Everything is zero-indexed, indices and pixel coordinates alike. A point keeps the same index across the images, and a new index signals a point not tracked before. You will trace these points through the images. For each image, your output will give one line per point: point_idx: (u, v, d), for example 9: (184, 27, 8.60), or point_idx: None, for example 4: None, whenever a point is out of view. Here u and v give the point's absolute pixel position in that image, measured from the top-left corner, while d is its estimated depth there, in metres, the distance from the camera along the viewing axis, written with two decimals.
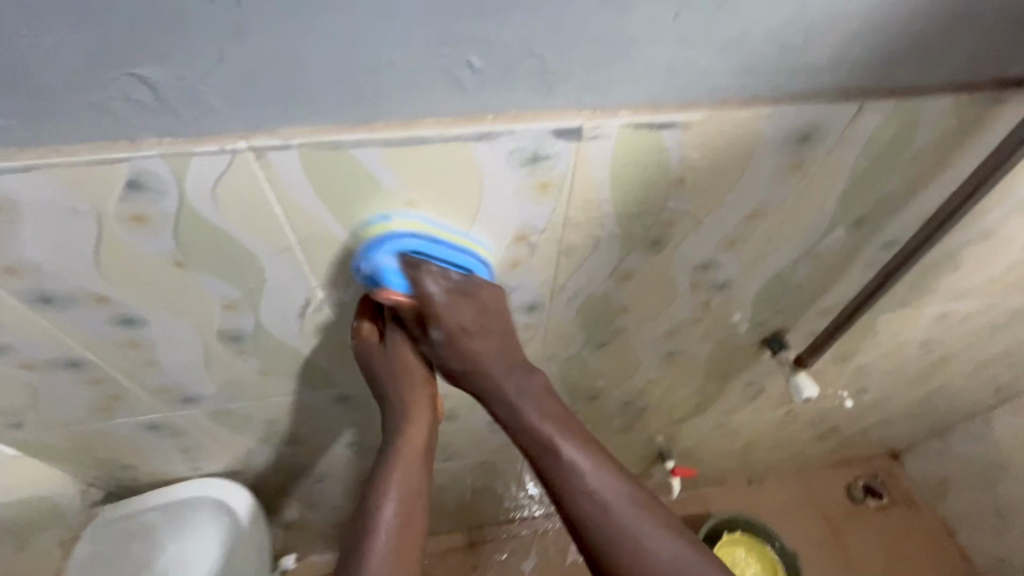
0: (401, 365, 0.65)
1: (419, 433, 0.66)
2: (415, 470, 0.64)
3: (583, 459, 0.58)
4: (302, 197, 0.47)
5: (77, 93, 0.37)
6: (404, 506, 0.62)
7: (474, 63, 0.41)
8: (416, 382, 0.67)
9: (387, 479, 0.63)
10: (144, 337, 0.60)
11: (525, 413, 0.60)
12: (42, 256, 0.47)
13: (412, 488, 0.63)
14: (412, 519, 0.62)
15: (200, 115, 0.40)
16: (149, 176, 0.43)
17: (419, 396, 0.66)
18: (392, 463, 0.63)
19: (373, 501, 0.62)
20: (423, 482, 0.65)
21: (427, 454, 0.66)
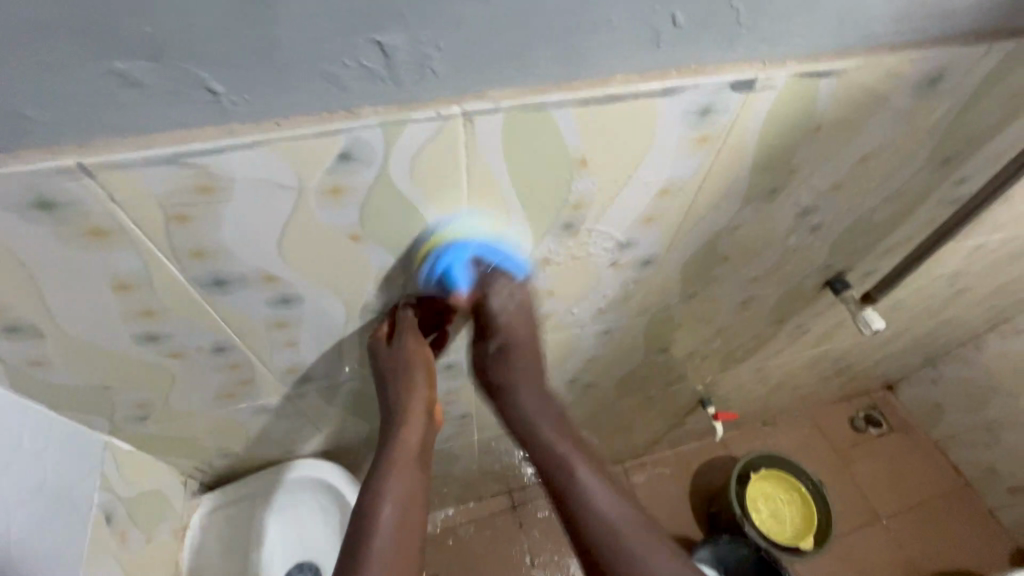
0: (388, 371, 0.67)
1: (414, 440, 0.68)
2: (410, 476, 0.66)
3: (593, 486, 0.68)
4: (492, 161, 0.48)
5: (315, 63, 0.37)
6: (401, 512, 0.64)
7: (678, 19, 0.43)
8: (415, 387, 0.68)
9: (384, 482, 0.64)
10: (294, 317, 0.60)
11: (541, 428, 0.70)
12: (235, 235, 0.46)
13: (411, 489, 0.65)
14: (409, 526, 0.63)
15: (421, 81, 0.41)
16: (360, 146, 0.43)
17: (414, 403, 0.68)
18: (389, 464, 0.66)
19: (370, 501, 0.64)
20: (420, 483, 0.67)
21: (422, 458, 0.69)
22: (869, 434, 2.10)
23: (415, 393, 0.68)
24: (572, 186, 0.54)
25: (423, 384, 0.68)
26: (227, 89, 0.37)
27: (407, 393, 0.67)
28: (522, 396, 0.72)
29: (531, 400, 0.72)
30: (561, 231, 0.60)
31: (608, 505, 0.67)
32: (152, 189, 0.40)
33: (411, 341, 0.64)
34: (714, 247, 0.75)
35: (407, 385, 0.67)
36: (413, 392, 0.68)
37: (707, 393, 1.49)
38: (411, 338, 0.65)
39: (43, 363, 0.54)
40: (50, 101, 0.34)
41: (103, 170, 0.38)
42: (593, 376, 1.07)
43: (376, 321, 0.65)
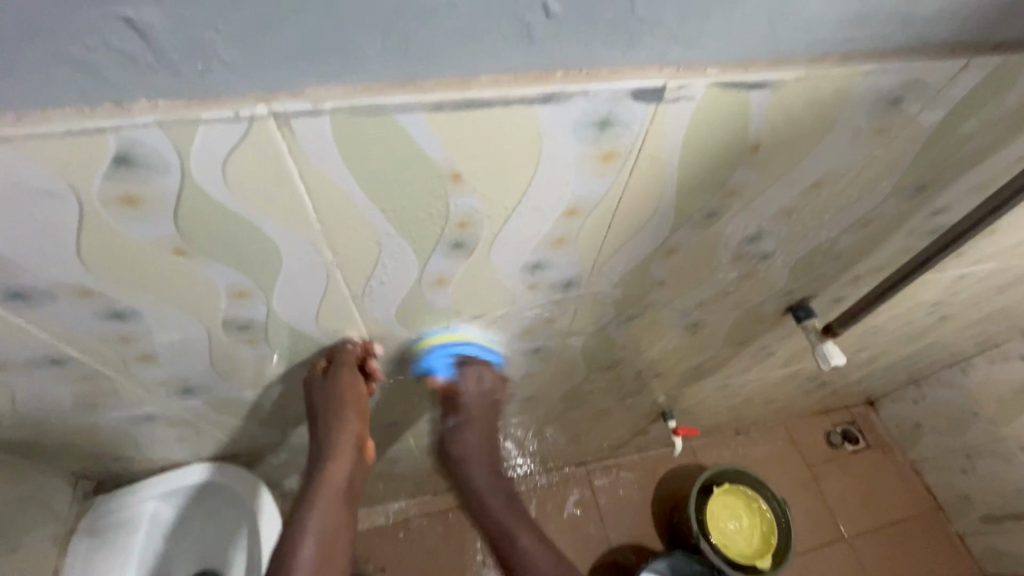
0: (320, 406, 0.67)
1: (341, 476, 0.69)
2: (334, 512, 0.68)
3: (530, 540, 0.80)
4: (333, 172, 0.39)
5: (43, 41, 0.28)
6: (321, 548, 0.66)
7: (552, 7, 0.33)
8: (347, 425, 0.68)
9: (305, 521, 0.66)
10: (138, 332, 0.52)
11: (476, 481, 0.82)
12: (11, 245, 0.38)
13: (330, 527, 0.67)
14: (330, 558, 0.67)
15: (206, 71, 0.31)
16: (143, 148, 0.34)
17: (341, 440, 0.68)
18: (311, 501, 0.67)
19: (291, 539, 0.65)
20: (341, 520, 0.68)
21: (346, 494, 0.70)
22: (844, 449, 2.04)
23: (346, 432, 0.68)
24: (448, 203, 0.45)
25: (355, 422, 0.69)
26: None
27: (337, 429, 0.67)
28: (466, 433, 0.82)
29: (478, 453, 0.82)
30: (449, 251, 0.52)
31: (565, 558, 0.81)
32: None
33: (340, 381, 0.64)
34: (648, 271, 0.66)
35: (337, 422, 0.67)
36: (347, 428, 0.69)
37: (668, 405, 1.42)
38: (343, 376, 0.65)
39: None
40: None
41: None
42: (532, 390, 1.00)
43: (314, 356, 0.66)
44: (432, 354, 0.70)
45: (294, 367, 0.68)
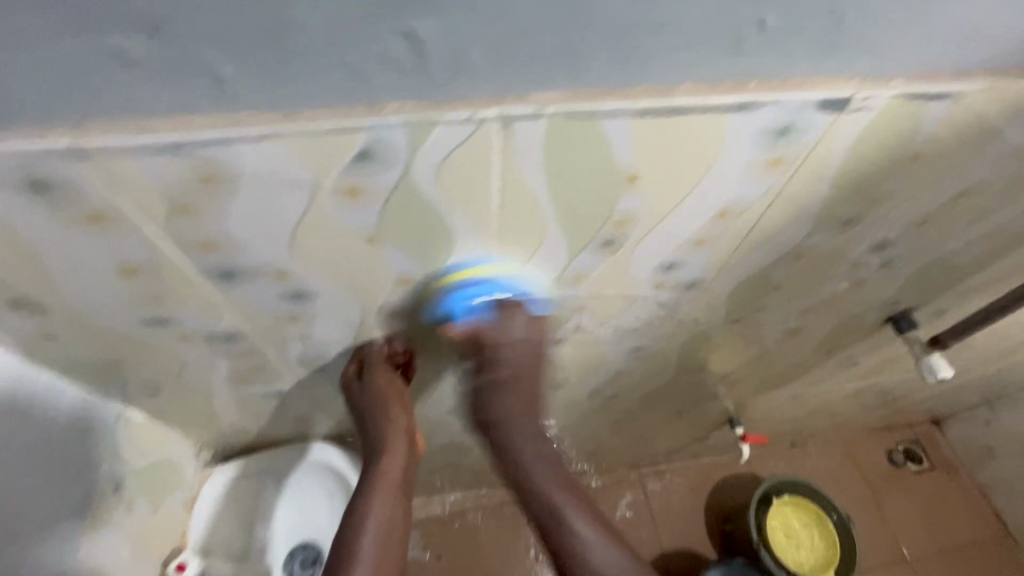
0: (360, 406, 0.72)
1: (395, 468, 0.73)
2: (394, 502, 0.71)
3: (591, 533, 0.79)
4: (529, 171, 0.43)
5: (333, 50, 0.32)
6: (382, 536, 0.68)
7: (768, 22, 0.35)
8: (393, 420, 0.72)
9: (365, 511, 0.68)
10: (307, 312, 0.57)
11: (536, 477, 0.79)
12: (242, 229, 0.43)
13: (389, 518, 0.69)
14: (389, 546, 0.68)
15: (454, 78, 0.35)
16: (382, 145, 0.38)
17: (392, 432, 0.72)
18: (370, 493, 0.70)
19: (352, 525, 0.68)
20: (399, 511, 0.71)
21: (401, 487, 0.73)
22: (907, 469, 1.97)
23: (392, 425, 0.72)
24: (617, 202, 0.48)
25: (399, 416, 0.73)
26: (234, 73, 0.32)
27: (384, 424, 0.72)
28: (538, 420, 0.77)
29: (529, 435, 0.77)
30: (599, 248, 0.55)
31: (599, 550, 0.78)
32: (152, 177, 0.37)
33: (378, 379, 0.68)
34: (769, 274, 0.67)
35: (383, 417, 0.72)
36: (393, 422, 0.72)
37: (737, 412, 1.41)
38: (381, 376, 0.69)
39: (51, 335, 0.53)
40: (36, 76, 0.31)
41: (100, 154, 0.35)
42: (619, 387, 1.02)
43: (348, 362, 0.70)
44: (461, 290, 0.56)
45: (420, 352, 0.72)
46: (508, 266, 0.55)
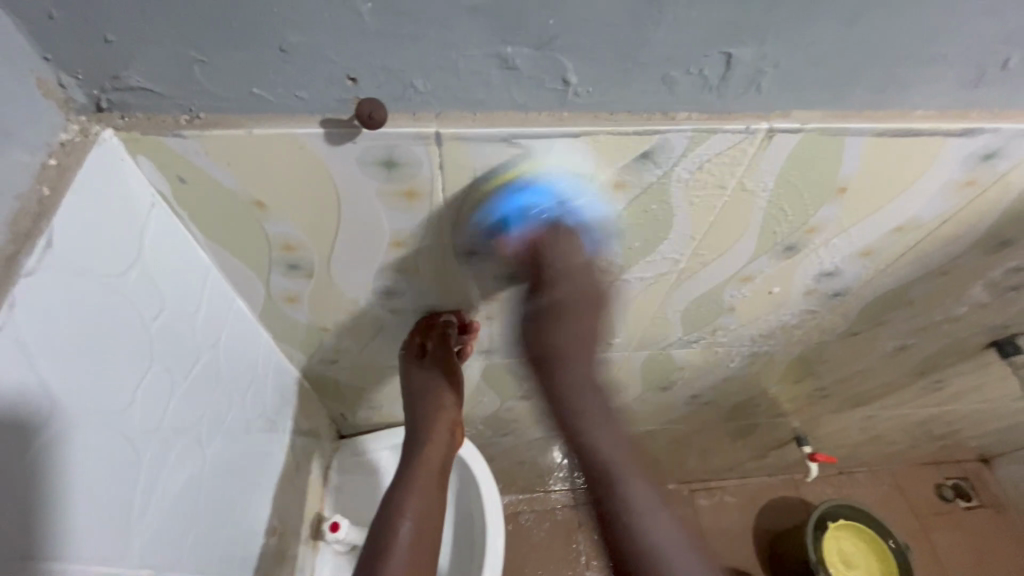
0: (416, 389, 0.72)
1: (435, 457, 0.72)
2: (431, 493, 0.69)
3: (649, 495, 0.57)
4: (764, 177, 0.49)
5: (663, 67, 0.39)
6: (419, 522, 0.66)
7: (1011, 62, 0.42)
8: (442, 407, 0.73)
9: (403, 497, 0.67)
10: (508, 294, 0.63)
11: (599, 442, 0.57)
12: (512, 212, 0.50)
13: (426, 507, 0.68)
14: (426, 535, 0.66)
15: (744, 95, 0.42)
16: (665, 147, 0.45)
17: (438, 421, 0.73)
18: (410, 480, 0.69)
19: (389, 511, 0.66)
20: (436, 499, 0.70)
21: (439, 478, 0.72)
22: (956, 504, 1.90)
23: (440, 414, 0.73)
24: (818, 211, 0.54)
25: (449, 406, 0.73)
26: (579, 80, 0.40)
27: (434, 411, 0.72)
28: (583, 389, 0.57)
29: (611, 439, 0.57)
30: (780, 252, 0.61)
31: (657, 531, 0.56)
32: (477, 161, 0.44)
33: (444, 363, 0.69)
34: (910, 289, 0.73)
35: (433, 404, 0.72)
36: (442, 412, 0.73)
37: (806, 431, 1.45)
38: (445, 360, 0.68)
39: (295, 298, 0.59)
40: (434, 73, 0.38)
41: (449, 140, 0.42)
42: (717, 392, 1.07)
43: (410, 332, 0.68)
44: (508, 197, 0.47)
45: None
46: (695, 265, 0.62)
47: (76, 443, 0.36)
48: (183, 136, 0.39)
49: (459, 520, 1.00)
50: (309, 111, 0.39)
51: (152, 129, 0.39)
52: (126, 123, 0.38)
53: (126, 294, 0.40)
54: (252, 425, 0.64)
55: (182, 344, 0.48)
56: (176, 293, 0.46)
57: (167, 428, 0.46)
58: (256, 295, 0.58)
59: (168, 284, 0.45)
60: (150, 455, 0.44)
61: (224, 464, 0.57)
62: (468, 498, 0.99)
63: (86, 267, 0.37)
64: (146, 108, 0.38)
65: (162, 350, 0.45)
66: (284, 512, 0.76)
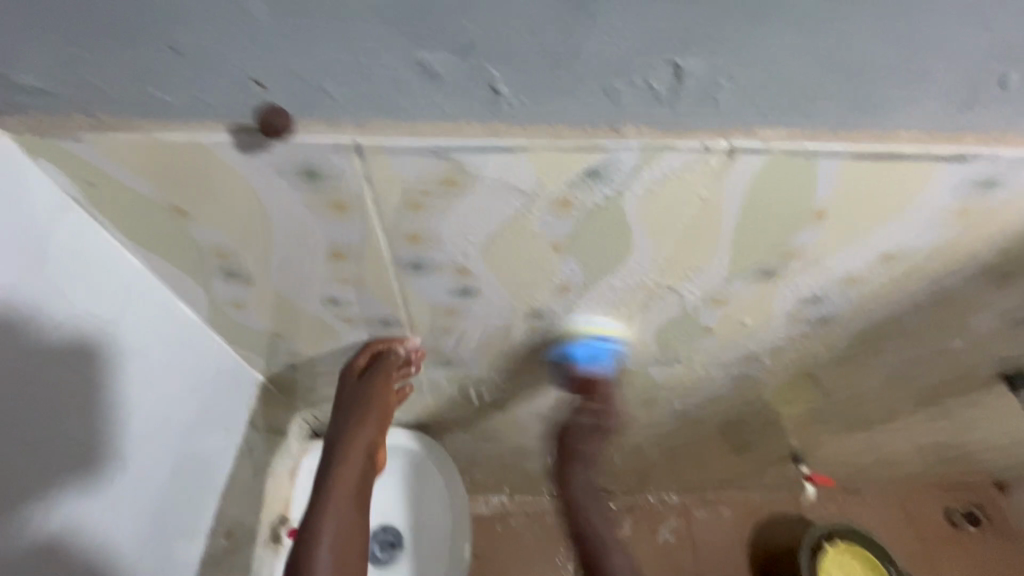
0: (343, 407, 0.68)
1: (351, 478, 0.64)
2: (350, 516, 0.62)
3: None
4: (729, 198, 0.45)
5: (604, 78, 0.35)
6: (339, 548, 0.59)
7: (1011, 81, 0.36)
8: (362, 424, 0.67)
9: (318, 521, 0.60)
10: (463, 308, 0.60)
11: (580, 520, 0.66)
12: (452, 228, 0.47)
13: (347, 529, 0.60)
14: (348, 562, 0.59)
15: (699, 110, 0.38)
16: (613, 165, 0.41)
17: (356, 439, 0.66)
18: (322, 503, 0.61)
19: (307, 537, 0.59)
20: (359, 522, 0.62)
21: (359, 501, 0.64)
22: (967, 532, 1.81)
23: (359, 432, 0.67)
24: (794, 236, 0.50)
25: (371, 424, 0.67)
26: (510, 90, 0.36)
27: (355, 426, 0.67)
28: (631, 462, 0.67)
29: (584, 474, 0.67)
30: (757, 276, 0.56)
31: None
32: (406, 174, 0.41)
33: (381, 380, 0.67)
34: (906, 318, 0.68)
35: (356, 420, 0.67)
36: (362, 429, 0.67)
37: (805, 450, 1.39)
38: (381, 379, 0.67)
39: (239, 304, 0.57)
40: (346, 79, 0.35)
41: (369, 152, 0.38)
42: (706, 410, 1.03)
43: (357, 354, 0.69)
44: (584, 345, 0.69)
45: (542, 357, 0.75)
46: (665, 286, 0.58)
47: None
48: (83, 140, 0.37)
49: (431, 526, 0.98)
50: (215, 115, 0.36)
51: (49, 130, 0.36)
52: (22, 122, 0.36)
53: None
54: (167, 456, 0.58)
55: (13, 367, 0.41)
56: None
57: (48, 443, 0.45)
58: (198, 299, 0.56)
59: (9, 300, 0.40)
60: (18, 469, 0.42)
61: (105, 501, 0.50)
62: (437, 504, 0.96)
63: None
64: (42, 108, 0.35)
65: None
66: (238, 514, 0.75)
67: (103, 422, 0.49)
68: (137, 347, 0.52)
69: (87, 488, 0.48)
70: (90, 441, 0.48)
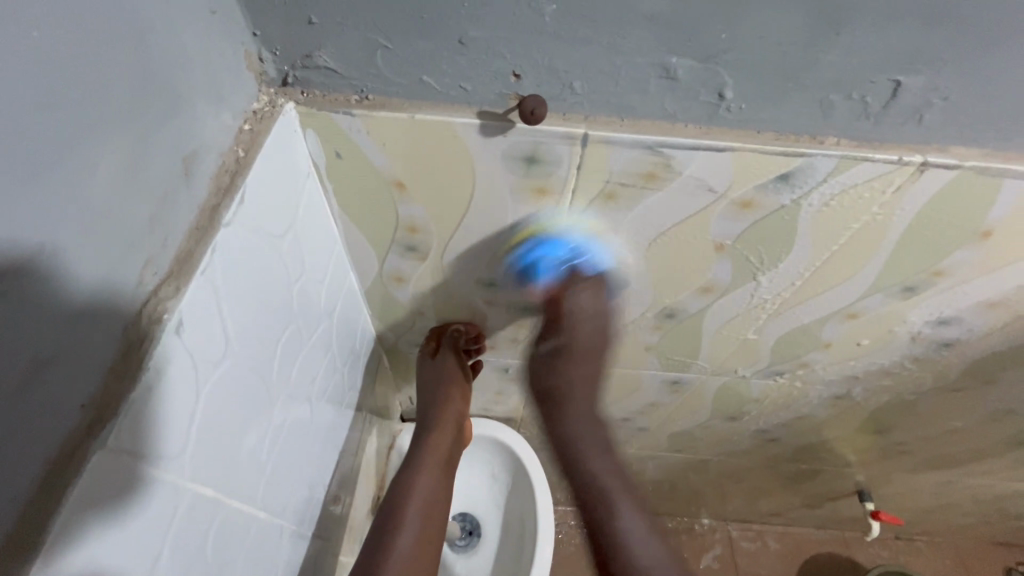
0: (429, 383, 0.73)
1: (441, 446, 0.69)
2: (437, 479, 0.66)
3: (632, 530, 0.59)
4: (902, 213, 0.48)
5: (825, 90, 0.39)
6: (426, 506, 0.63)
7: None
8: (450, 400, 0.72)
9: (410, 479, 0.64)
10: (603, 300, 0.64)
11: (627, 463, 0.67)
12: (633, 220, 0.51)
13: (434, 491, 0.65)
14: (432, 520, 0.63)
15: (901, 124, 0.41)
16: (807, 171, 0.44)
17: (446, 412, 0.71)
18: (416, 465, 0.66)
19: (399, 494, 0.63)
20: (443, 487, 0.66)
21: (446, 467, 0.68)
22: None
23: (448, 406, 0.72)
24: (950, 255, 0.53)
25: (457, 399, 0.72)
26: (735, 96, 0.40)
27: (443, 402, 0.72)
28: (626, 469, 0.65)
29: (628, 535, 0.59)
30: (899, 292, 0.59)
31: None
32: (616, 166, 0.45)
33: (453, 359, 0.71)
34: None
35: (444, 397, 0.72)
36: (450, 404, 0.72)
37: (871, 486, 1.36)
38: (454, 357, 0.71)
39: (402, 279, 0.62)
40: (595, 76, 0.39)
41: (593, 144, 0.43)
42: (788, 430, 1.03)
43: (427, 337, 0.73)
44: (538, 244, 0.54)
45: (654, 359, 0.77)
46: (803, 295, 0.61)
47: (252, 399, 0.40)
48: (352, 116, 0.42)
49: (511, 517, 1.00)
50: (468, 102, 0.41)
51: (326, 105, 0.42)
52: (304, 98, 0.41)
53: (284, 262, 0.44)
54: (328, 420, 0.62)
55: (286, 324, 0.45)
56: (312, 264, 0.50)
57: (293, 395, 0.49)
58: (368, 271, 0.61)
59: (286, 276, 0.44)
60: (282, 413, 0.47)
61: (304, 458, 0.55)
62: (520, 497, 0.99)
63: (249, 238, 0.38)
64: (325, 86, 0.41)
65: (271, 348, 0.43)
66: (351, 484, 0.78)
67: (312, 380, 0.54)
68: (329, 314, 0.57)
69: (301, 443, 0.53)
70: (306, 396, 0.53)
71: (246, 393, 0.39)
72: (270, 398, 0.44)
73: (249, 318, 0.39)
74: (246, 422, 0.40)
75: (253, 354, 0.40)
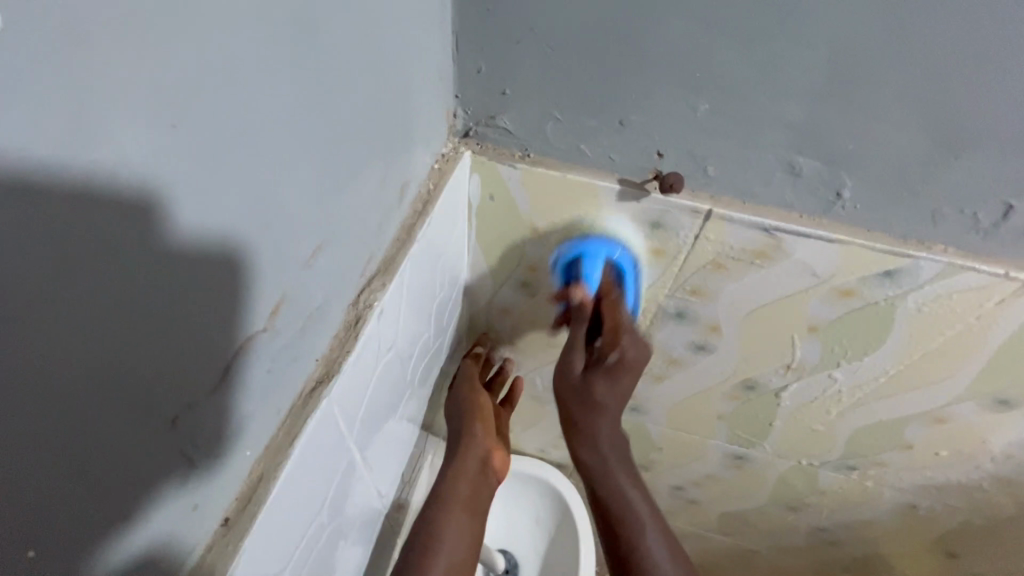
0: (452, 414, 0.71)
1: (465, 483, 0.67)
2: (463, 520, 0.64)
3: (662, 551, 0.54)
4: (1002, 324, 0.51)
5: (937, 202, 0.44)
6: (453, 548, 0.61)
7: None
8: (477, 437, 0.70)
9: (438, 517, 0.63)
10: (689, 361, 0.67)
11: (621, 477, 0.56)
12: (735, 289, 0.55)
13: (461, 532, 0.63)
14: (457, 561, 0.62)
15: (1009, 244, 0.45)
16: (912, 271, 0.48)
17: (470, 448, 0.69)
18: (443, 502, 0.64)
19: (423, 527, 0.62)
20: (468, 527, 0.64)
21: (471, 506, 0.66)
22: None
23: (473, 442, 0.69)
24: None
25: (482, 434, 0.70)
26: (851, 197, 0.45)
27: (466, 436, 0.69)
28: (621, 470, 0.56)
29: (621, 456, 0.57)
30: (990, 403, 0.60)
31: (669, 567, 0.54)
32: (731, 239, 0.50)
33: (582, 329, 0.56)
34: None
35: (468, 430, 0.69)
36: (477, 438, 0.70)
37: None
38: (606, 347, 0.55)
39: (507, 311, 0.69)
40: (726, 163, 0.46)
41: (714, 218, 0.49)
42: (849, 535, 0.99)
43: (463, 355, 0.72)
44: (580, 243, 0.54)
45: (724, 429, 0.79)
46: (889, 391, 0.63)
47: (391, 388, 0.47)
48: (514, 167, 0.51)
49: (552, 565, 1.00)
50: (611, 169, 0.49)
51: (493, 156, 0.51)
52: (478, 148, 0.51)
53: (433, 282, 0.52)
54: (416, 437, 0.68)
55: (421, 337, 0.53)
56: (445, 289, 0.58)
57: (408, 398, 0.56)
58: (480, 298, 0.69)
59: (431, 295, 0.52)
60: (398, 414, 0.53)
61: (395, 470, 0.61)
62: (563, 548, 0.99)
63: (420, 255, 0.46)
64: (496, 142, 0.50)
65: (411, 348, 0.50)
66: None
67: (416, 395, 0.61)
68: (442, 341, 0.64)
69: (397, 455, 0.59)
70: (409, 408, 0.59)
71: (389, 382, 0.46)
72: (400, 393, 0.51)
73: (406, 320, 0.47)
74: (383, 407, 0.47)
75: (400, 351, 0.47)
